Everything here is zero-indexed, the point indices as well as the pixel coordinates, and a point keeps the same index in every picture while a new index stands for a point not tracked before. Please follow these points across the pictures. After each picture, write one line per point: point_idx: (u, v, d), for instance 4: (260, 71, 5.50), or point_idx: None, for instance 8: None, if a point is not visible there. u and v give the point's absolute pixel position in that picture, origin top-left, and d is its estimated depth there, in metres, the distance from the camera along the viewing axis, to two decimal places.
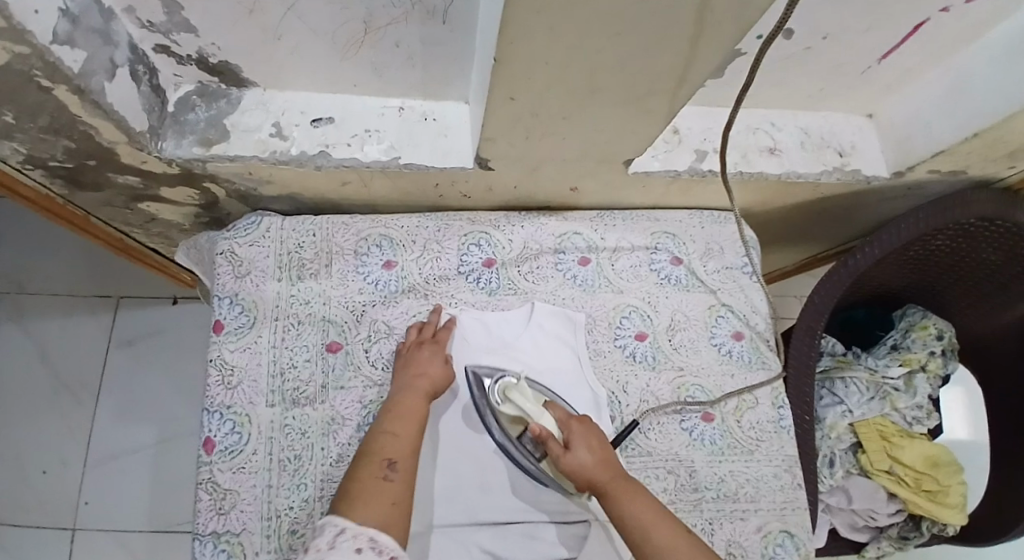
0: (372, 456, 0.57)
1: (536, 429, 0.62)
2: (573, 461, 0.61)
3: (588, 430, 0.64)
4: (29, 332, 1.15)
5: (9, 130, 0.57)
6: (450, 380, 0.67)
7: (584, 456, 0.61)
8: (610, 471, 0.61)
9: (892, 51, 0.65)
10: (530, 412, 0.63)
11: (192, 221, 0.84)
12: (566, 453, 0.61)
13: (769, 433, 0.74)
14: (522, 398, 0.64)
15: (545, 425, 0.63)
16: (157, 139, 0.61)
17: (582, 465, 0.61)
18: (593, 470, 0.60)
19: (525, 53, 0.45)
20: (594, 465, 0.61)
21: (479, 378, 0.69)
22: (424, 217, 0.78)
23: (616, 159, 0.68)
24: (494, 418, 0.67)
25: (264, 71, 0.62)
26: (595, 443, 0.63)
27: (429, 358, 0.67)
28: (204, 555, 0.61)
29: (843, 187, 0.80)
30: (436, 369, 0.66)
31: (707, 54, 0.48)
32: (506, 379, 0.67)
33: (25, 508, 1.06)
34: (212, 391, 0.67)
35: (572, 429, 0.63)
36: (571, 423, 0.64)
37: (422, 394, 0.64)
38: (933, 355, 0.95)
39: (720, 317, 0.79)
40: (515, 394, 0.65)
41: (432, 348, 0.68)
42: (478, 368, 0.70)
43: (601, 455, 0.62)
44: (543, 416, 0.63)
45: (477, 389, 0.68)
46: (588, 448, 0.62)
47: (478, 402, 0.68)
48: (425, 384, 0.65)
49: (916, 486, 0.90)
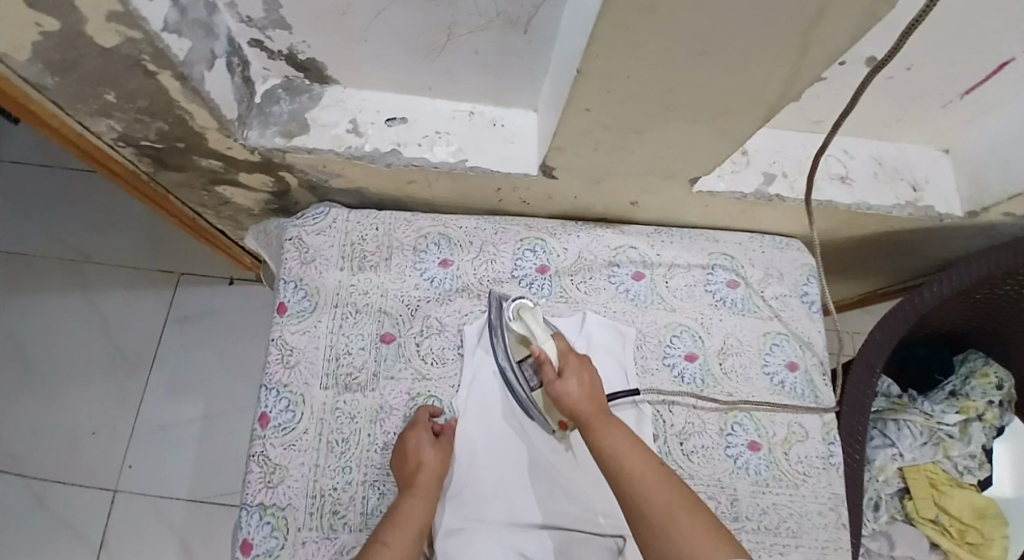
0: None
1: (537, 351, 0.65)
2: (561, 388, 0.62)
3: (586, 367, 0.64)
4: (96, 299, 1.22)
5: (110, 109, 0.61)
6: (444, 467, 0.64)
7: (573, 386, 0.61)
8: (595, 404, 0.60)
9: (976, 88, 0.63)
10: (537, 335, 0.66)
11: (261, 207, 0.88)
12: (557, 380, 0.62)
13: (818, 469, 0.72)
14: (533, 321, 0.68)
15: (546, 350, 0.65)
16: (243, 127, 0.64)
17: (568, 393, 0.61)
18: (578, 400, 0.60)
19: (608, 67, 0.46)
20: (580, 396, 0.61)
21: (501, 301, 0.74)
22: (483, 220, 0.80)
23: (680, 176, 0.68)
24: (502, 339, 0.72)
25: (345, 70, 0.64)
26: (587, 379, 0.62)
27: (415, 445, 0.64)
28: (250, 525, 0.63)
29: (913, 223, 0.78)
30: (427, 458, 0.63)
31: (790, 78, 0.48)
32: (523, 301, 0.70)
33: (74, 466, 1.11)
34: (271, 368, 0.70)
35: (569, 361, 0.64)
36: (569, 356, 0.65)
37: (414, 490, 0.60)
38: (992, 405, 0.91)
39: (774, 345, 0.78)
40: (528, 315, 0.68)
41: (418, 433, 0.65)
42: (502, 294, 0.75)
43: (590, 387, 0.62)
44: (546, 341, 0.66)
45: (495, 311, 0.74)
46: (577, 380, 0.62)
47: (494, 323, 0.73)
48: (418, 481, 0.61)
49: (960, 537, 0.87)
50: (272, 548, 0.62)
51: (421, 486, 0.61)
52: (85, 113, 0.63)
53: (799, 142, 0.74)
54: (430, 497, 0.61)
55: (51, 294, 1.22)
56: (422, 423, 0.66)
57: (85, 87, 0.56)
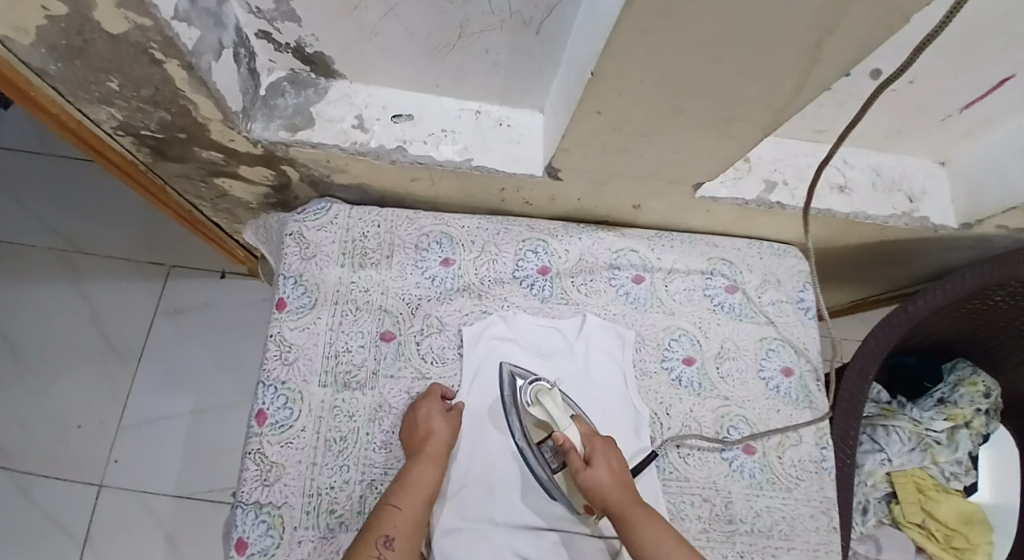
0: (371, 529, 0.56)
1: (562, 439, 0.64)
2: (592, 478, 0.61)
3: (611, 450, 0.64)
4: (84, 289, 1.20)
5: (112, 96, 0.60)
6: (454, 436, 0.65)
7: (603, 475, 0.62)
8: (628, 494, 0.61)
9: (976, 102, 0.65)
10: (558, 420, 0.64)
11: (259, 201, 0.87)
12: (587, 469, 0.62)
13: (810, 473, 0.73)
14: (552, 405, 0.65)
15: (570, 437, 0.64)
16: (247, 119, 0.64)
17: (600, 484, 0.61)
18: (610, 490, 0.61)
19: (624, 71, 0.46)
20: (611, 483, 0.61)
21: (513, 378, 0.70)
22: (485, 219, 0.80)
23: (685, 181, 0.69)
24: (518, 418, 0.69)
25: (353, 65, 0.64)
26: (615, 465, 0.63)
27: (427, 414, 0.65)
28: (244, 523, 0.62)
29: (909, 232, 0.79)
30: (438, 426, 0.64)
31: (801, 88, 0.48)
32: (540, 382, 0.67)
33: (57, 460, 1.09)
34: (269, 364, 0.69)
35: (595, 445, 0.64)
36: (594, 440, 0.65)
37: (424, 455, 0.61)
38: (979, 413, 0.93)
39: (771, 350, 0.79)
40: (546, 398, 0.65)
41: (430, 403, 0.66)
42: (513, 366, 0.72)
43: (620, 477, 0.62)
44: (569, 428, 0.64)
45: (508, 388, 0.70)
46: (607, 468, 0.62)
47: (507, 402, 0.70)
48: (429, 446, 0.62)
49: (945, 542, 0.89)
50: (267, 546, 0.61)
51: (432, 452, 0.62)
52: (85, 100, 0.62)
53: (800, 150, 0.75)
54: (441, 463, 0.62)
55: (36, 283, 1.19)
56: (435, 395, 0.67)
57: (89, 74, 0.56)
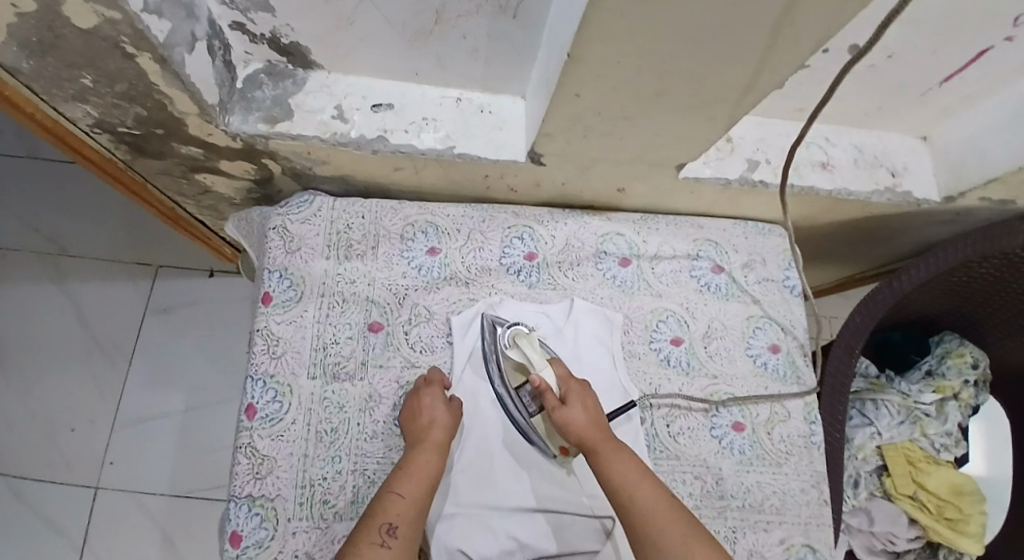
0: (373, 517, 0.54)
1: (537, 381, 0.64)
2: (567, 416, 0.61)
3: (587, 393, 0.64)
4: (70, 292, 1.19)
5: (86, 92, 0.59)
6: (455, 425, 0.65)
7: (578, 412, 0.62)
8: (601, 432, 0.61)
9: (954, 76, 0.64)
10: (534, 362, 0.66)
11: (243, 196, 0.86)
12: (562, 407, 0.62)
13: (800, 447, 0.74)
14: (530, 348, 0.67)
15: (545, 378, 0.65)
16: (225, 113, 0.63)
17: (574, 421, 0.61)
18: (584, 428, 0.61)
19: (601, 53, 0.46)
20: (586, 423, 0.61)
21: (495, 326, 0.72)
22: (470, 207, 0.80)
23: (669, 163, 0.69)
24: (497, 366, 0.70)
25: (330, 54, 0.63)
26: (590, 404, 0.63)
27: (430, 402, 0.64)
28: (238, 517, 0.62)
29: (891, 208, 0.80)
30: (441, 416, 0.64)
31: (778, 66, 0.48)
32: (518, 327, 0.69)
33: (51, 463, 1.08)
34: (257, 358, 0.69)
35: (571, 387, 0.64)
36: (570, 383, 0.65)
37: (428, 445, 0.61)
38: (967, 384, 0.95)
39: (758, 329, 0.79)
40: (525, 343, 0.67)
41: (433, 392, 0.65)
42: (495, 316, 0.73)
43: (594, 415, 0.62)
44: (546, 370, 0.65)
45: (488, 336, 0.72)
46: (582, 407, 0.62)
47: (488, 350, 0.71)
48: (433, 436, 0.62)
49: (938, 512, 0.90)
50: (261, 539, 0.61)
51: (436, 441, 0.61)
52: (60, 98, 0.61)
53: (782, 129, 0.75)
54: (444, 454, 0.62)
55: (22, 287, 1.18)
56: (435, 382, 0.67)
57: (61, 70, 0.55)
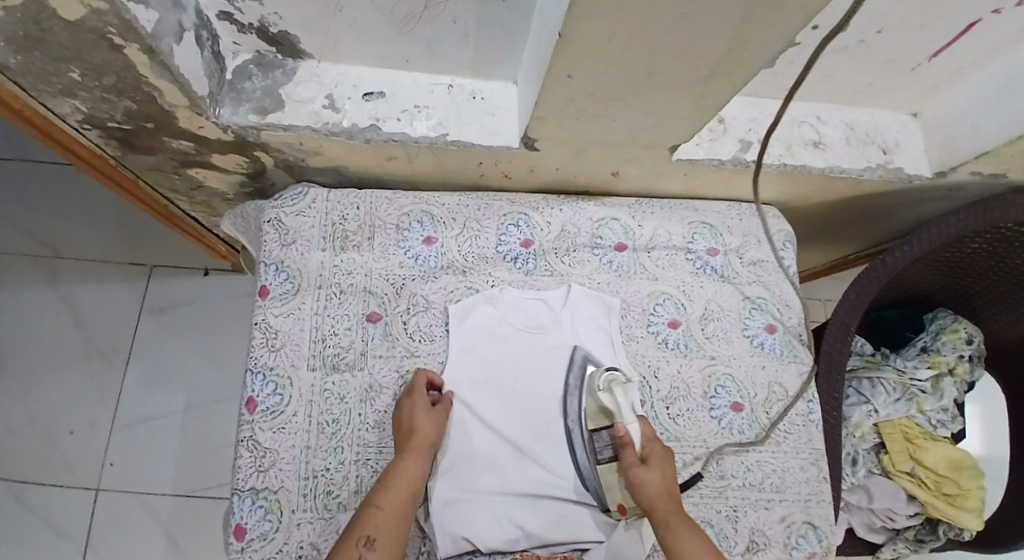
0: (352, 530, 0.55)
1: (621, 432, 0.64)
2: (643, 478, 0.62)
3: (666, 459, 0.64)
4: (64, 294, 1.18)
5: (75, 86, 0.59)
6: (438, 433, 0.64)
7: (656, 479, 0.62)
8: (674, 505, 0.61)
9: (943, 50, 0.65)
10: (624, 412, 0.66)
11: (235, 190, 0.86)
12: (640, 467, 0.62)
13: (798, 425, 0.75)
14: (622, 396, 0.67)
15: (630, 432, 0.65)
16: (215, 104, 0.63)
17: (649, 486, 0.61)
18: (659, 496, 0.61)
19: (592, 32, 0.46)
20: (660, 490, 0.61)
21: (585, 363, 0.72)
22: (465, 196, 0.79)
23: (662, 145, 0.69)
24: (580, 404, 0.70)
25: (320, 43, 0.63)
26: (668, 474, 0.63)
27: (410, 412, 0.64)
28: (242, 510, 0.62)
29: (884, 185, 0.80)
30: (421, 423, 0.63)
31: (768, 42, 0.48)
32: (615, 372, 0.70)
33: (50, 466, 1.08)
34: (255, 352, 0.69)
35: (654, 451, 0.64)
36: (653, 445, 0.65)
37: (406, 454, 0.61)
38: (963, 359, 0.95)
39: (754, 310, 0.80)
40: (621, 391, 0.67)
41: (415, 399, 0.65)
42: (586, 353, 0.73)
43: (671, 486, 0.62)
44: (633, 424, 0.65)
45: (575, 372, 0.72)
46: (661, 475, 0.62)
47: (570, 387, 0.71)
48: (412, 443, 0.62)
49: (936, 488, 0.90)
50: (266, 531, 0.61)
51: (415, 449, 0.61)
52: (47, 93, 0.60)
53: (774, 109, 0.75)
54: (424, 459, 0.62)
55: (14, 290, 1.17)
56: (418, 391, 0.66)
57: (48, 64, 0.54)
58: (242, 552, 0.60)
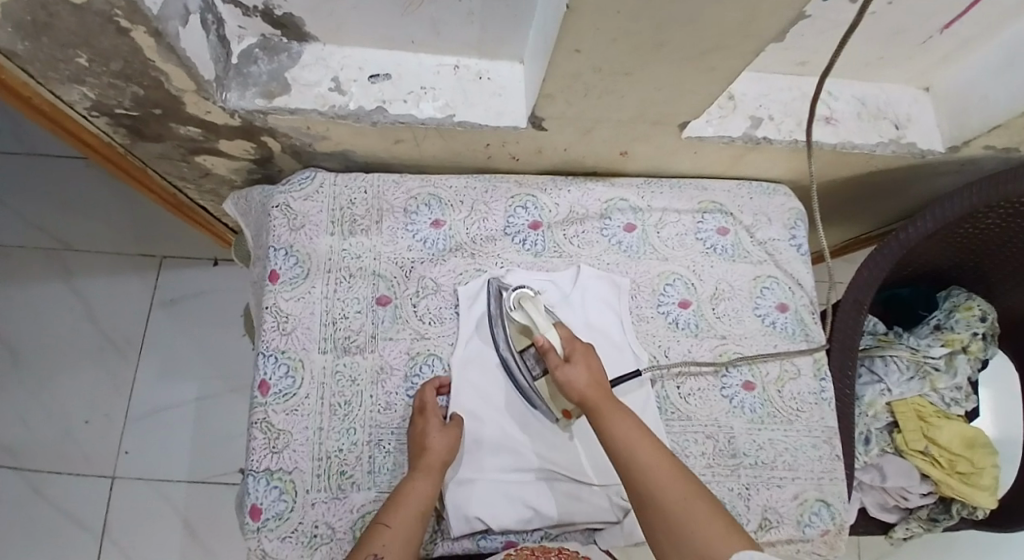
0: (360, 549, 0.53)
1: (541, 341, 0.63)
2: (567, 374, 0.60)
3: (591, 355, 0.63)
4: (75, 287, 1.19)
5: (83, 73, 0.59)
6: (452, 453, 0.62)
7: (580, 372, 0.60)
8: (604, 392, 0.59)
9: (955, 21, 0.64)
10: (539, 324, 0.65)
11: (243, 177, 0.86)
12: (563, 365, 0.61)
13: (811, 403, 0.75)
14: (534, 310, 0.66)
15: (549, 338, 0.63)
16: (222, 89, 0.63)
17: (576, 380, 0.59)
18: (587, 387, 0.59)
19: (598, 5, 0.45)
20: (587, 383, 0.59)
21: (501, 292, 0.72)
22: (472, 179, 0.79)
23: (670, 121, 0.68)
24: (502, 330, 0.71)
25: (326, 25, 0.62)
26: (593, 366, 0.61)
27: (423, 431, 0.62)
28: (258, 490, 0.63)
29: (896, 160, 0.79)
30: (433, 441, 0.62)
31: (777, 13, 0.48)
32: (524, 290, 0.69)
33: (67, 456, 1.10)
34: (267, 335, 0.69)
35: (575, 347, 0.63)
36: (575, 344, 0.63)
37: (418, 472, 0.60)
38: (976, 337, 0.94)
39: (765, 288, 0.79)
40: (529, 304, 0.67)
41: (426, 418, 0.63)
42: (501, 283, 0.73)
43: (598, 377, 0.60)
44: (548, 330, 0.64)
45: (495, 301, 0.72)
46: (585, 367, 0.61)
47: (493, 315, 0.71)
48: (421, 461, 0.60)
49: (949, 467, 0.89)
50: (281, 511, 0.62)
51: (424, 469, 0.60)
52: (56, 80, 0.61)
53: (785, 84, 0.74)
54: (435, 478, 0.60)
55: (26, 283, 1.18)
56: (428, 409, 0.64)
57: (55, 50, 0.54)
58: (259, 531, 0.61)
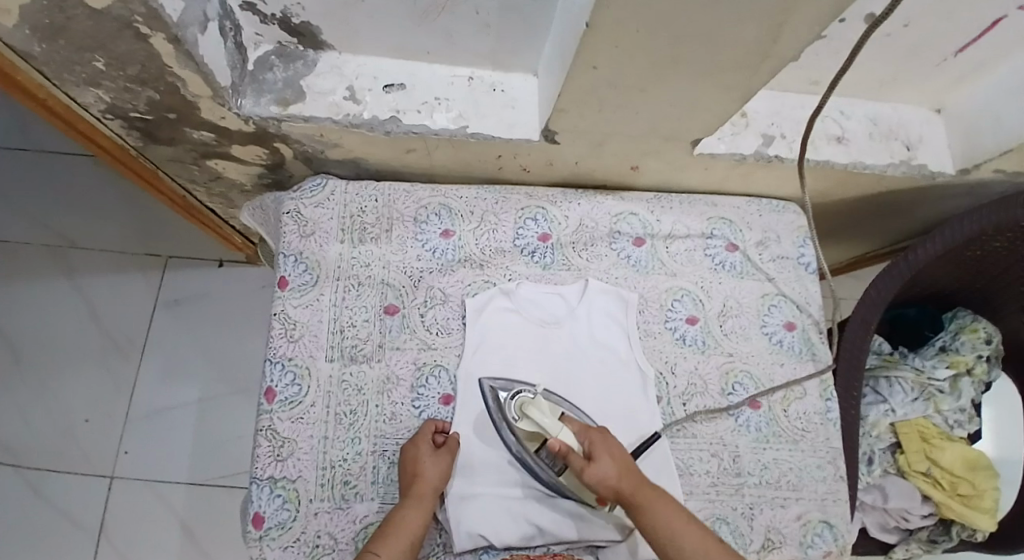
0: None
1: (557, 445, 0.59)
2: (598, 473, 0.59)
3: (608, 441, 0.62)
4: (78, 285, 1.19)
5: (99, 76, 0.59)
6: (445, 480, 0.62)
7: (607, 466, 0.60)
8: (636, 480, 0.60)
9: (969, 45, 0.64)
10: (549, 427, 0.60)
11: (254, 182, 0.86)
12: (590, 465, 0.59)
13: (816, 424, 0.75)
14: (541, 415, 0.61)
15: (565, 440, 0.60)
16: (237, 95, 0.63)
17: (607, 476, 0.59)
18: (619, 481, 0.59)
19: (619, 21, 0.45)
20: (618, 476, 0.59)
21: (495, 392, 0.68)
22: (482, 189, 0.79)
23: (683, 137, 0.68)
24: (510, 431, 0.66)
25: (343, 34, 0.63)
26: (617, 453, 0.61)
27: (414, 458, 0.62)
28: (261, 498, 0.63)
29: (906, 182, 0.79)
30: (424, 467, 0.61)
31: (797, 34, 0.48)
32: (523, 394, 0.64)
33: (66, 455, 1.09)
34: (275, 342, 0.69)
35: (593, 440, 0.62)
36: (592, 435, 0.62)
37: (409, 499, 0.59)
38: (981, 359, 0.94)
39: (773, 306, 0.79)
40: (533, 410, 0.61)
41: (417, 444, 0.64)
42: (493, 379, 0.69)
43: (624, 464, 0.61)
44: (562, 431, 0.60)
45: (492, 402, 0.67)
46: (610, 459, 0.60)
47: (495, 417, 0.67)
48: (413, 488, 0.60)
49: (951, 489, 0.89)
50: (284, 520, 0.62)
51: (417, 496, 0.59)
52: (71, 82, 0.61)
53: (797, 102, 0.75)
54: (427, 505, 0.59)
55: (29, 280, 1.18)
56: (422, 438, 0.64)
57: (72, 53, 0.54)
58: (261, 540, 0.61)
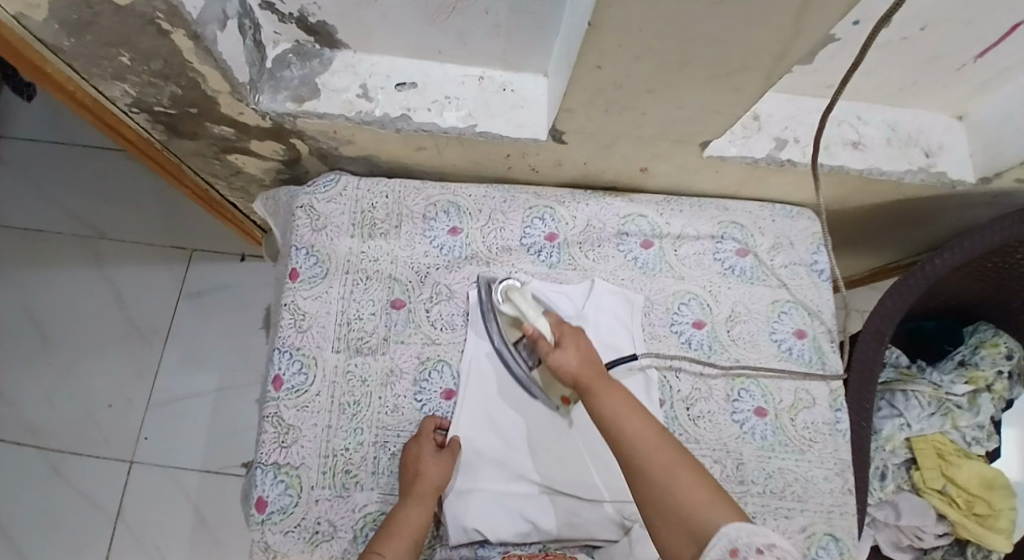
0: None
1: (530, 329, 0.64)
2: (558, 359, 0.60)
3: (580, 337, 0.63)
4: (108, 274, 1.24)
5: (125, 71, 0.62)
6: (447, 478, 0.63)
7: (570, 355, 0.60)
8: (596, 371, 0.59)
9: (990, 50, 0.63)
10: (527, 314, 0.66)
11: (272, 176, 0.88)
12: (554, 351, 0.61)
13: (824, 434, 0.73)
14: (522, 301, 0.68)
15: (538, 326, 0.64)
16: (254, 91, 0.65)
17: (567, 363, 0.60)
18: (577, 368, 0.59)
19: (621, 21, 0.46)
20: (578, 365, 0.59)
21: (489, 284, 0.74)
22: (491, 188, 0.80)
23: (692, 140, 0.68)
24: (496, 322, 0.72)
25: (357, 33, 0.64)
26: (584, 348, 0.61)
27: (416, 455, 0.63)
28: (264, 483, 0.64)
29: (925, 189, 0.77)
30: (427, 466, 0.62)
31: (803, 35, 0.48)
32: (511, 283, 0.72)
33: (88, 438, 1.13)
34: (284, 332, 0.71)
35: (564, 332, 0.63)
36: (563, 328, 0.64)
37: (411, 498, 0.60)
38: (1001, 375, 0.90)
39: (783, 313, 0.78)
40: (517, 296, 0.69)
41: (421, 441, 0.64)
42: (490, 277, 0.75)
43: (588, 357, 0.60)
44: (539, 320, 0.65)
45: (484, 294, 0.74)
46: (575, 349, 0.61)
47: (485, 307, 0.73)
48: (415, 487, 0.61)
49: (967, 508, 0.85)
50: (285, 505, 0.63)
51: (419, 495, 0.60)
52: (99, 76, 0.64)
53: (813, 107, 0.74)
54: (429, 503, 0.60)
55: (61, 269, 1.23)
56: (425, 434, 0.65)
57: (100, 48, 0.57)
58: (263, 524, 0.63)
